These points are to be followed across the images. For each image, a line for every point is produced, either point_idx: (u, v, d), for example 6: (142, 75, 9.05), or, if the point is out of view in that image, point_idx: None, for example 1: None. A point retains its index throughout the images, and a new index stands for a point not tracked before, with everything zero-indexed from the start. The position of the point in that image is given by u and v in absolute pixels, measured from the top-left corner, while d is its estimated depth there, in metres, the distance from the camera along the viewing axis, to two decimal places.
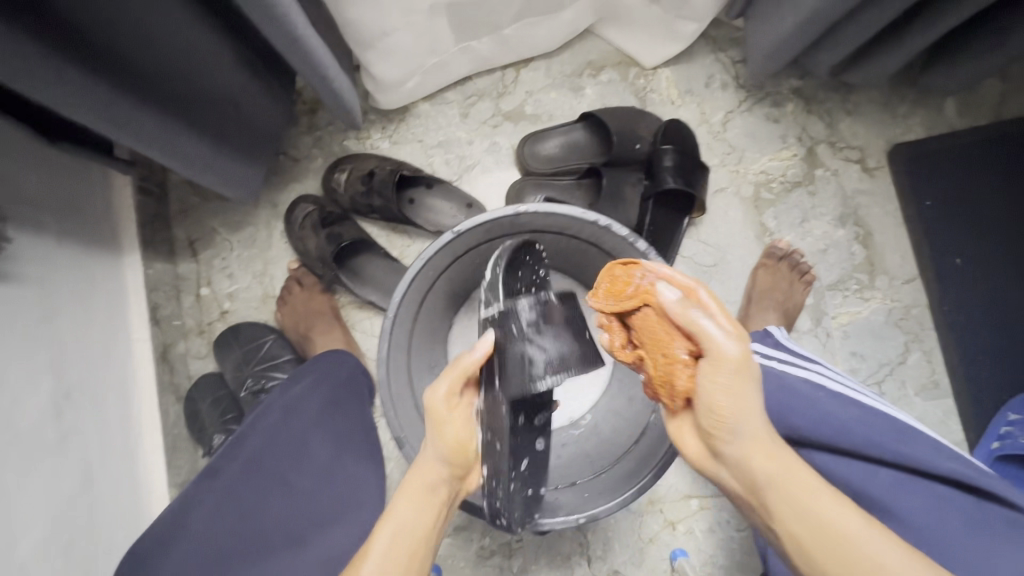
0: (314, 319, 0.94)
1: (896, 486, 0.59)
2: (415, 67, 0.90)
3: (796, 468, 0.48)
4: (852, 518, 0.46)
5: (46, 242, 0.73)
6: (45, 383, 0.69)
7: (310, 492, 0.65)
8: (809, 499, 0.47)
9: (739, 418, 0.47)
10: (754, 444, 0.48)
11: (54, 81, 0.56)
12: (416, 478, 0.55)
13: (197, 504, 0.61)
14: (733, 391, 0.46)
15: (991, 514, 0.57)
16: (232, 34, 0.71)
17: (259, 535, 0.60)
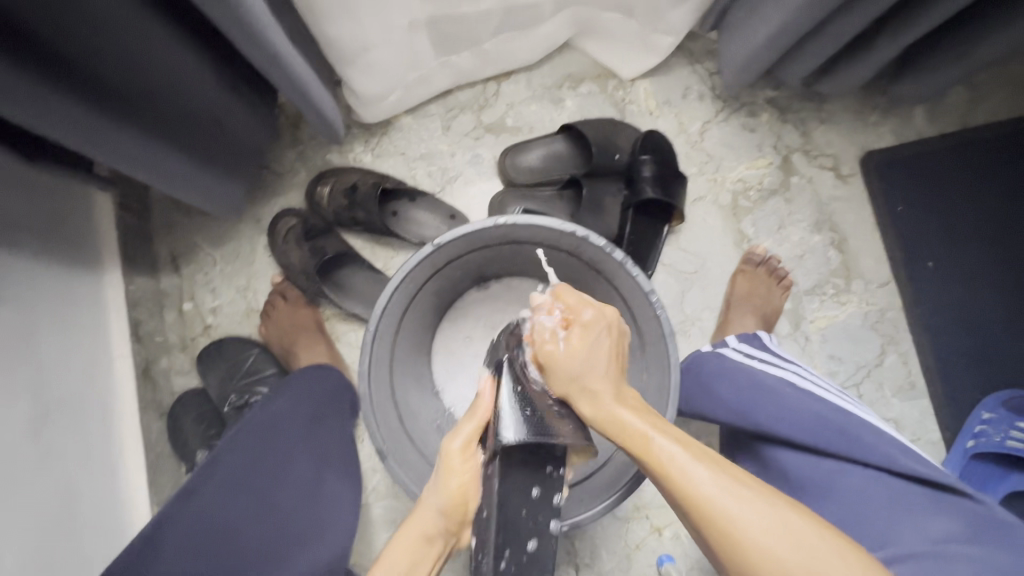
0: (298, 333, 0.94)
1: (839, 474, 0.61)
2: (396, 81, 0.92)
3: (612, 409, 0.53)
4: (658, 445, 0.50)
5: (24, 261, 0.73)
6: (24, 403, 0.68)
7: (290, 510, 0.64)
8: (625, 440, 0.52)
9: (560, 390, 0.58)
10: (577, 401, 0.56)
11: (33, 101, 0.56)
12: (413, 522, 0.56)
13: (173, 523, 0.58)
14: (551, 374, 0.58)
15: (919, 496, 0.58)
16: (211, 50, 0.72)
17: (238, 554, 0.58)
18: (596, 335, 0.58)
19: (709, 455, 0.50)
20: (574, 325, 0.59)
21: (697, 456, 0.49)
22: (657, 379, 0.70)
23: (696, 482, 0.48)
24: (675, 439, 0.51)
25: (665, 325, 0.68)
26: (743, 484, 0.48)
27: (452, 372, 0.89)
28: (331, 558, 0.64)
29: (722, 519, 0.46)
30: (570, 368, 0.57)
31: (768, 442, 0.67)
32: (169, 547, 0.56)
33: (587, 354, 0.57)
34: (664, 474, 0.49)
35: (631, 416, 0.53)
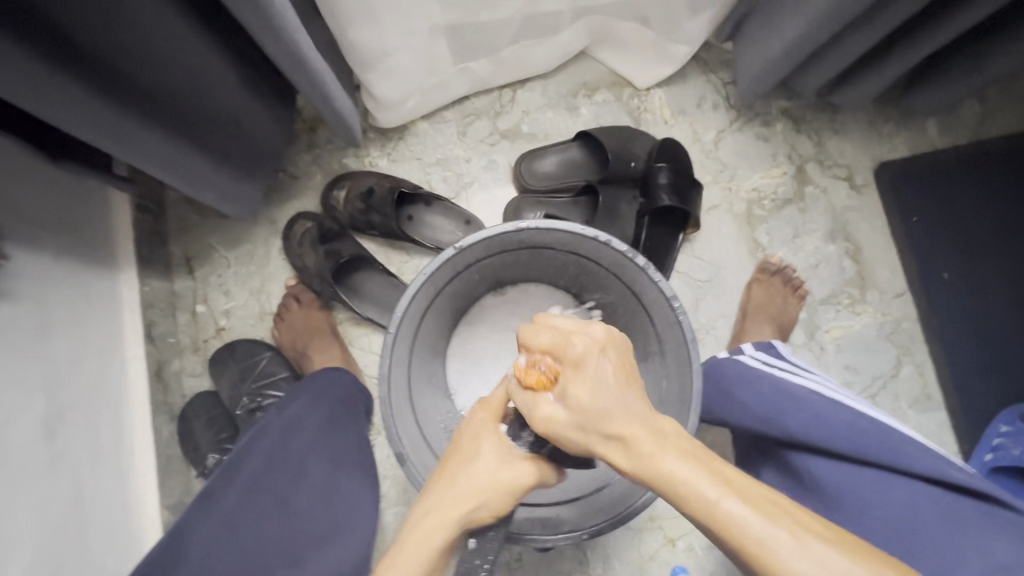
0: (312, 336, 0.94)
1: (881, 485, 0.60)
2: (414, 87, 0.92)
3: (645, 458, 0.46)
4: (722, 508, 0.42)
5: (44, 261, 0.73)
6: (37, 403, 0.68)
7: (309, 513, 0.63)
8: (676, 493, 0.45)
9: (580, 446, 0.50)
10: (610, 452, 0.48)
11: (62, 97, 0.57)
12: (432, 523, 0.48)
13: (194, 528, 0.58)
14: (562, 435, 0.51)
15: (968, 508, 0.56)
16: (235, 52, 0.73)
17: (257, 557, 0.58)
18: (601, 371, 0.50)
19: (781, 512, 0.42)
20: (567, 368, 0.52)
21: (771, 517, 0.42)
22: (678, 385, 0.70)
23: (778, 550, 0.40)
24: (741, 498, 0.43)
25: (686, 330, 0.68)
26: (835, 548, 0.40)
27: (467, 377, 0.89)
28: (354, 559, 0.62)
29: None
30: (587, 417, 0.49)
31: (796, 449, 0.66)
32: (191, 548, 0.57)
33: (595, 391, 0.49)
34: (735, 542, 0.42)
35: (674, 464, 0.45)
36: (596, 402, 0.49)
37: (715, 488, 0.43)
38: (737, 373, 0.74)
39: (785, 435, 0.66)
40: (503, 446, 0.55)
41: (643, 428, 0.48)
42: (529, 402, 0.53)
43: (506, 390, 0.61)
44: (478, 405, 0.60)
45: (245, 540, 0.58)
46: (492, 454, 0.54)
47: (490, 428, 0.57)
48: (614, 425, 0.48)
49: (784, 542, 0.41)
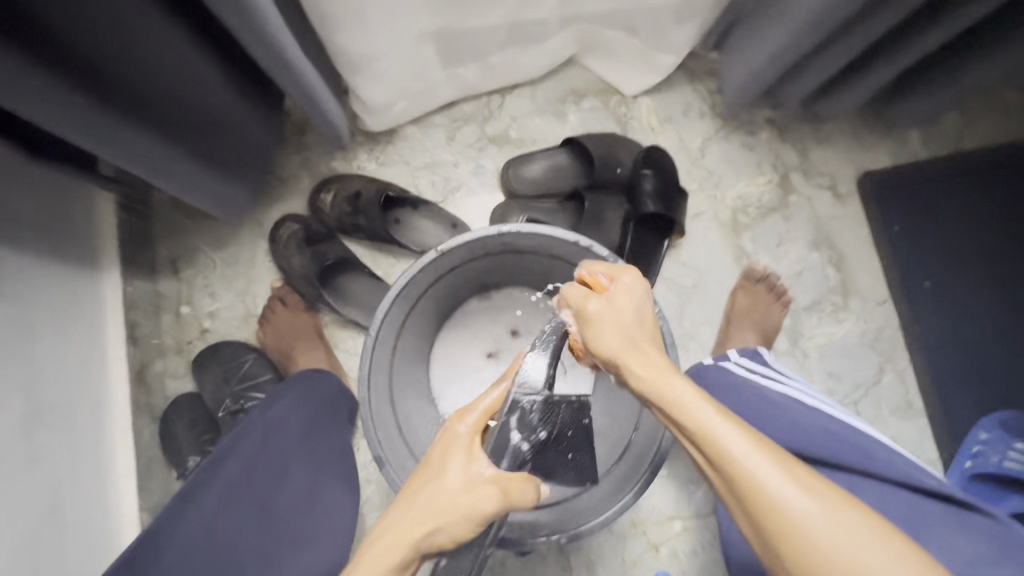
0: (297, 338, 0.94)
1: (852, 487, 0.60)
2: (402, 92, 0.93)
3: (658, 376, 0.49)
4: (720, 430, 0.45)
5: (27, 260, 0.73)
6: (15, 402, 0.68)
7: (287, 516, 0.63)
8: (680, 414, 0.47)
9: (604, 344, 0.53)
10: (630, 361, 0.51)
11: (48, 98, 0.57)
12: (385, 548, 0.46)
13: (173, 528, 0.57)
14: (595, 328, 0.54)
15: (938, 513, 0.55)
16: (222, 55, 0.73)
17: (235, 559, 0.57)
18: (639, 295, 0.55)
19: (770, 444, 0.45)
20: (614, 283, 0.56)
21: (764, 445, 0.45)
22: None
23: (761, 469, 0.43)
24: (738, 424, 0.46)
25: (665, 335, 0.68)
26: (817, 480, 0.43)
27: (451, 382, 0.89)
28: (329, 563, 0.63)
29: (777, 507, 0.42)
30: (620, 320, 0.53)
31: None
32: (165, 553, 0.55)
33: (631, 300, 0.55)
34: (726, 465, 0.44)
35: (681, 383, 0.48)
36: (631, 311, 0.54)
37: (714, 412, 0.46)
38: (717, 378, 0.74)
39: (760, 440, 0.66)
40: (472, 465, 0.50)
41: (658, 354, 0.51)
42: (574, 297, 0.56)
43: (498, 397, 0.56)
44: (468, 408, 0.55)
45: (223, 541, 0.58)
46: (456, 474, 0.50)
47: (470, 441, 0.52)
48: (637, 343, 0.52)
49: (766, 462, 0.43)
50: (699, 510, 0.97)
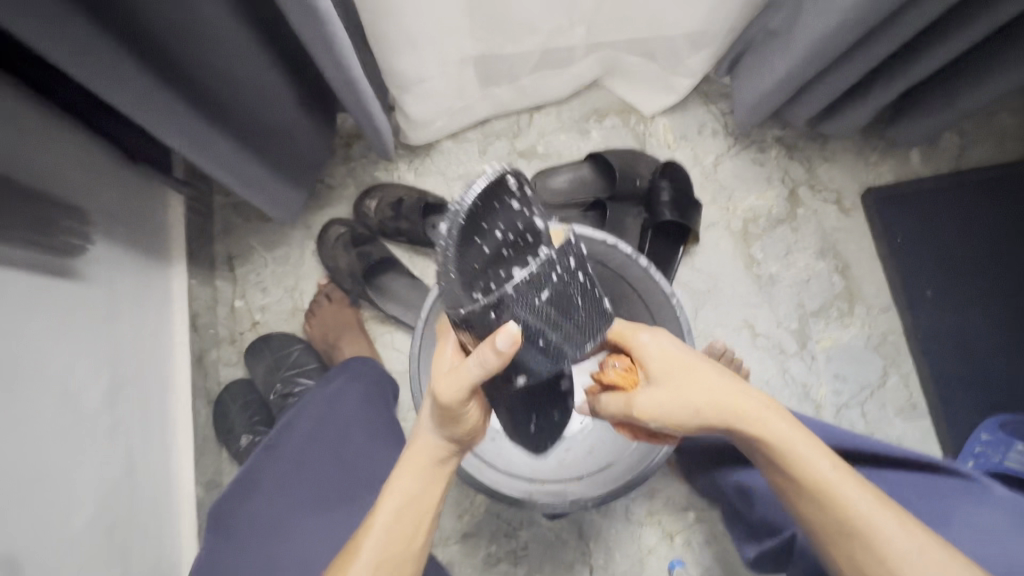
0: (343, 330, 1.02)
1: (863, 478, 0.66)
2: (443, 109, 1.03)
3: (768, 429, 0.56)
4: (836, 482, 0.53)
5: (116, 250, 0.83)
6: (104, 372, 0.77)
7: (355, 466, 0.71)
8: (795, 468, 0.54)
9: (681, 423, 0.57)
10: (727, 419, 0.57)
11: (159, 109, 0.68)
12: (414, 447, 0.57)
13: (261, 474, 0.70)
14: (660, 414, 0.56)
15: (945, 485, 0.60)
16: (298, 79, 0.84)
17: (311, 496, 0.68)
18: (674, 349, 0.58)
19: (878, 492, 0.53)
20: (644, 349, 0.58)
21: (877, 497, 0.52)
22: None
23: (880, 524, 0.51)
24: (851, 478, 0.54)
25: (682, 325, 0.77)
26: (922, 528, 0.51)
27: None
28: None
29: (892, 555, 0.50)
30: (680, 394, 0.56)
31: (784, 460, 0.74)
32: (258, 492, 0.69)
33: (682, 361, 0.58)
34: (845, 517, 0.52)
35: (793, 437, 0.55)
36: (688, 373, 0.57)
37: (832, 469, 0.53)
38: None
39: None
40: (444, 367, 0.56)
41: (759, 403, 0.57)
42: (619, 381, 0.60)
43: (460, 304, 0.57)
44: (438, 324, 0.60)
45: (302, 484, 0.69)
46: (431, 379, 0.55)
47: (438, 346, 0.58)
48: (729, 403, 0.56)
49: (884, 518, 0.51)
50: (712, 502, 1.02)
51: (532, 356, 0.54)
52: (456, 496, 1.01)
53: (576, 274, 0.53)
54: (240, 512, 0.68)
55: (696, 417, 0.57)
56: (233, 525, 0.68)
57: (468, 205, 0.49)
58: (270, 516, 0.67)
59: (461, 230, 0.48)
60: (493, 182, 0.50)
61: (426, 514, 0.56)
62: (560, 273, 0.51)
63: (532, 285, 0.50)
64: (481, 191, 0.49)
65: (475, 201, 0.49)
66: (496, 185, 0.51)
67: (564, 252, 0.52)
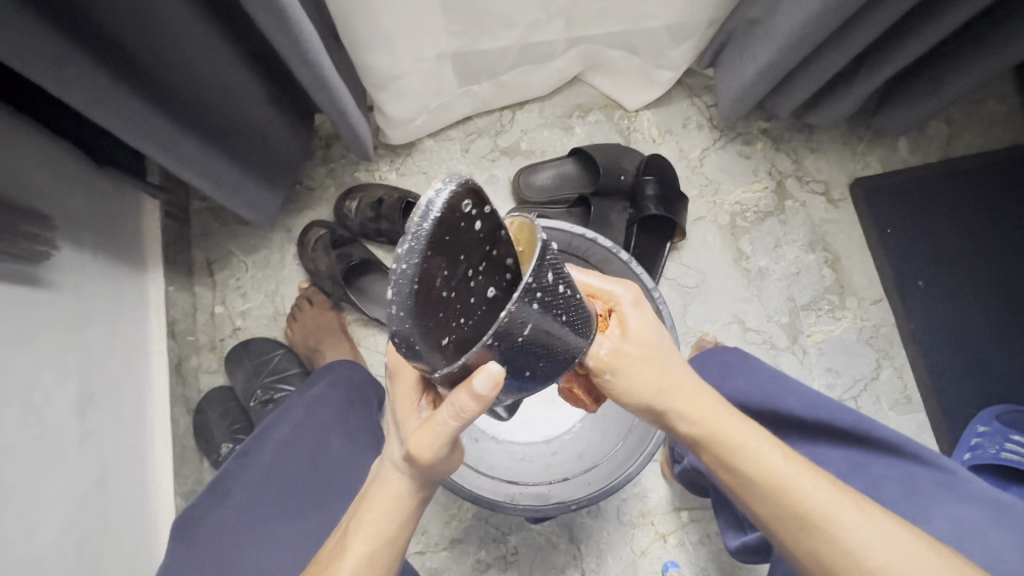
0: (324, 334, 1.00)
1: (849, 467, 0.60)
2: (422, 107, 1.01)
3: (716, 421, 0.53)
4: (792, 475, 0.50)
5: (84, 256, 0.81)
6: (71, 384, 0.74)
7: (332, 474, 0.69)
8: (746, 463, 0.51)
9: (644, 387, 0.54)
10: (679, 404, 0.54)
11: (122, 110, 0.65)
12: (384, 490, 0.55)
13: (233, 481, 0.67)
14: (627, 378, 0.54)
15: (925, 479, 0.56)
16: (266, 76, 0.82)
17: (282, 503, 0.66)
18: (650, 317, 0.56)
19: (834, 480, 0.51)
20: (626, 310, 0.56)
21: (834, 485, 0.50)
22: None
23: (845, 518, 0.48)
24: (805, 467, 0.51)
25: (666, 319, 0.74)
26: (886, 514, 0.48)
27: None
28: None
29: (862, 552, 0.46)
30: (649, 360, 0.54)
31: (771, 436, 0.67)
32: (228, 498, 0.66)
33: (659, 336, 0.56)
34: (803, 508, 0.49)
35: (740, 430, 0.53)
36: (657, 342, 0.55)
37: (784, 461, 0.51)
38: (722, 359, 0.75)
39: (768, 417, 0.66)
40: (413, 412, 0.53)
41: (708, 392, 0.56)
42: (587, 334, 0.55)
43: None
44: (392, 361, 0.56)
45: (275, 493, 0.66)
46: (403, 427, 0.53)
47: (402, 389, 0.55)
48: (683, 386, 0.55)
49: (848, 511, 0.48)
50: (704, 501, 1.00)
51: (527, 381, 0.47)
52: (444, 501, 0.99)
53: (556, 288, 0.46)
54: (208, 519, 0.65)
55: (655, 392, 0.54)
56: (196, 534, 0.64)
57: (416, 252, 0.39)
58: (239, 525, 0.64)
59: (417, 284, 0.39)
60: (446, 211, 0.40)
61: (399, 551, 0.55)
62: (538, 298, 0.43)
63: (507, 330, 0.42)
64: (434, 231, 0.39)
65: (429, 244, 0.39)
66: (450, 212, 0.40)
67: (537, 270, 0.44)
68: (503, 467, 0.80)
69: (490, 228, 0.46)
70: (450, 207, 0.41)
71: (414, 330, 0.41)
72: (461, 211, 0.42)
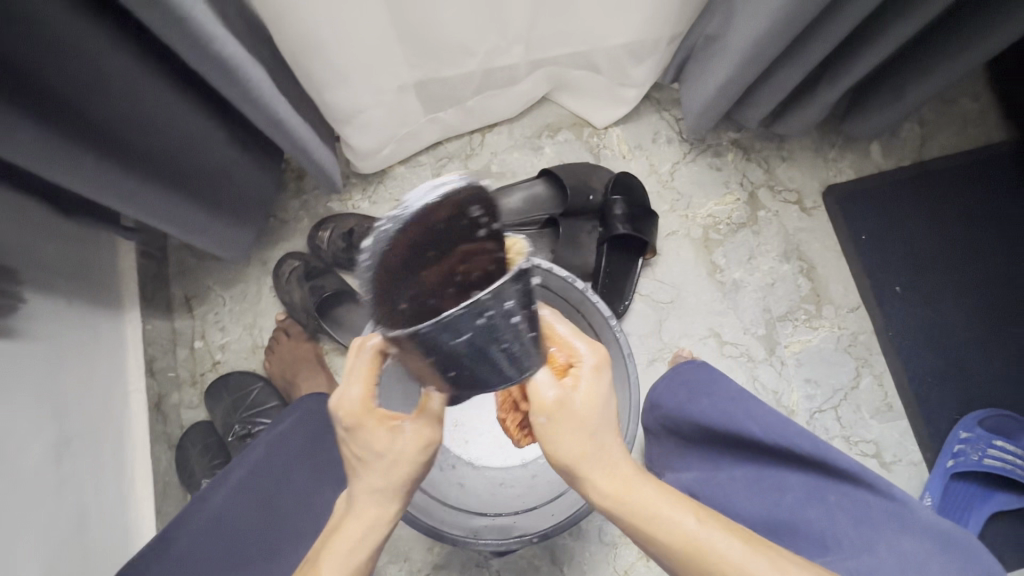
0: (301, 367, 1.01)
1: (807, 497, 0.61)
2: (388, 137, 1.02)
3: (633, 489, 0.53)
4: (705, 535, 0.50)
5: (57, 303, 0.83)
6: (46, 431, 0.76)
7: (289, 514, 0.72)
8: (660, 530, 0.51)
9: (569, 444, 0.53)
10: (598, 471, 0.54)
11: (78, 168, 0.66)
12: (344, 536, 0.55)
13: (186, 524, 0.67)
14: (556, 429, 0.53)
15: (876, 508, 0.57)
16: (227, 118, 0.83)
17: (234, 547, 0.67)
18: (603, 386, 0.54)
19: (748, 535, 0.51)
20: (583, 374, 0.54)
21: (749, 543, 0.50)
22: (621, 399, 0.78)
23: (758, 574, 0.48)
24: (717, 523, 0.51)
25: (623, 346, 0.76)
26: (796, 565, 0.48)
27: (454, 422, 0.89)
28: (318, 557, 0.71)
29: None
30: (584, 426, 0.53)
31: (730, 456, 0.70)
32: (178, 541, 0.66)
33: (602, 407, 0.54)
34: (713, 568, 0.49)
35: (657, 495, 0.53)
36: (599, 412, 0.53)
37: (697, 520, 0.51)
38: (688, 378, 0.76)
39: (734, 437, 0.68)
40: (388, 437, 0.55)
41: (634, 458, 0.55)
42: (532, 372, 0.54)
43: (363, 385, 0.56)
44: (343, 414, 0.56)
45: (229, 536, 0.67)
46: (384, 451, 0.55)
47: (365, 431, 0.56)
48: (606, 454, 0.54)
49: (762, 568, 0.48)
50: None
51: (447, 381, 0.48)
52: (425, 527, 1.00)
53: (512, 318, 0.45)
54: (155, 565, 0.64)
55: (574, 459, 0.53)
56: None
57: (400, 221, 0.42)
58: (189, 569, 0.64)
59: (394, 244, 0.42)
60: (452, 199, 0.43)
61: None
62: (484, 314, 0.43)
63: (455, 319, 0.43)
64: (430, 209, 0.42)
65: (415, 219, 0.42)
66: (455, 203, 0.43)
67: (501, 288, 0.44)
68: (474, 498, 0.81)
69: (492, 236, 0.47)
70: (454, 199, 0.43)
71: (372, 278, 0.43)
72: (468, 209, 0.44)
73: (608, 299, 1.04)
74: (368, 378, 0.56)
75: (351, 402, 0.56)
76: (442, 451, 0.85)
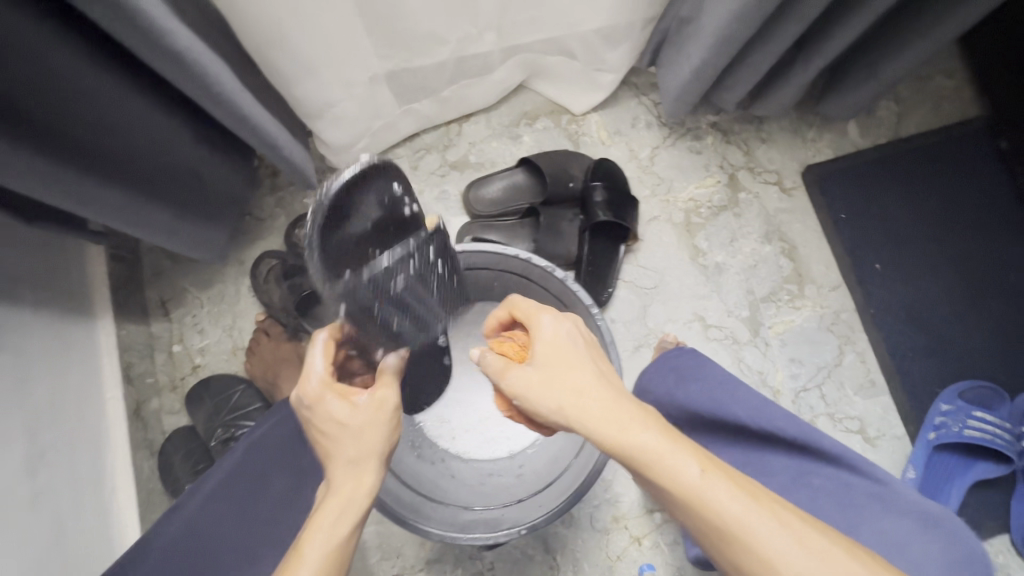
0: (281, 366, 1.00)
1: (793, 479, 0.61)
2: (362, 130, 1.00)
3: (630, 435, 0.51)
4: (711, 486, 0.48)
5: (23, 313, 0.80)
6: (18, 445, 0.74)
7: (268, 517, 0.70)
8: (664, 477, 0.49)
9: (546, 398, 0.55)
10: (585, 418, 0.53)
11: (28, 169, 0.63)
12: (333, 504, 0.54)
13: (160, 534, 0.66)
14: (531, 388, 0.56)
15: (858, 490, 0.57)
16: (190, 115, 0.80)
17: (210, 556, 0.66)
18: (564, 330, 0.59)
19: (753, 489, 0.49)
20: (542, 332, 0.59)
21: (748, 493, 0.48)
22: None
23: (765, 535, 0.46)
24: (720, 474, 0.49)
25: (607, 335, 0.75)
26: (802, 521, 0.47)
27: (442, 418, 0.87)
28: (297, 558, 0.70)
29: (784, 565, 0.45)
30: (554, 376, 0.56)
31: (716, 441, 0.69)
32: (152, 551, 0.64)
33: (563, 350, 0.57)
34: (721, 518, 0.47)
35: (658, 438, 0.51)
36: (570, 357, 0.57)
37: (702, 467, 0.49)
38: (677, 364, 0.75)
39: (727, 422, 0.66)
40: (353, 409, 0.58)
41: (630, 404, 0.54)
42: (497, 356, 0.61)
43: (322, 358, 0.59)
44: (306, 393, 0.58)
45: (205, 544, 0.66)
46: (352, 424, 0.57)
47: (324, 405, 0.57)
48: (589, 401, 0.54)
49: (770, 527, 0.46)
50: None
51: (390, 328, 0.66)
52: None
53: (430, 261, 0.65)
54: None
55: (557, 411, 0.55)
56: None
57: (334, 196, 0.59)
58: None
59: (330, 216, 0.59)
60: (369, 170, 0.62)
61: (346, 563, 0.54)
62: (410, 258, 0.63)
63: (388, 274, 0.62)
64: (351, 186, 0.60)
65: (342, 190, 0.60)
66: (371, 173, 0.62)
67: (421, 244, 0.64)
68: (461, 492, 0.81)
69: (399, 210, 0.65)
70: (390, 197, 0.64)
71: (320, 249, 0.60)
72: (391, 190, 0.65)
73: (592, 287, 1.04)
74: (322, 362, 0.59)
75: (309, 385, 0.58)
76: (430, 446, 0.85)
